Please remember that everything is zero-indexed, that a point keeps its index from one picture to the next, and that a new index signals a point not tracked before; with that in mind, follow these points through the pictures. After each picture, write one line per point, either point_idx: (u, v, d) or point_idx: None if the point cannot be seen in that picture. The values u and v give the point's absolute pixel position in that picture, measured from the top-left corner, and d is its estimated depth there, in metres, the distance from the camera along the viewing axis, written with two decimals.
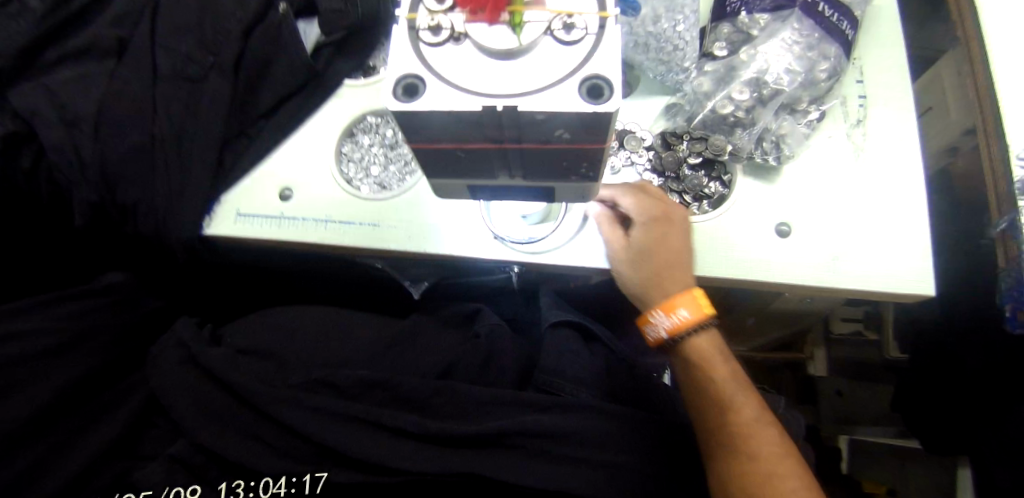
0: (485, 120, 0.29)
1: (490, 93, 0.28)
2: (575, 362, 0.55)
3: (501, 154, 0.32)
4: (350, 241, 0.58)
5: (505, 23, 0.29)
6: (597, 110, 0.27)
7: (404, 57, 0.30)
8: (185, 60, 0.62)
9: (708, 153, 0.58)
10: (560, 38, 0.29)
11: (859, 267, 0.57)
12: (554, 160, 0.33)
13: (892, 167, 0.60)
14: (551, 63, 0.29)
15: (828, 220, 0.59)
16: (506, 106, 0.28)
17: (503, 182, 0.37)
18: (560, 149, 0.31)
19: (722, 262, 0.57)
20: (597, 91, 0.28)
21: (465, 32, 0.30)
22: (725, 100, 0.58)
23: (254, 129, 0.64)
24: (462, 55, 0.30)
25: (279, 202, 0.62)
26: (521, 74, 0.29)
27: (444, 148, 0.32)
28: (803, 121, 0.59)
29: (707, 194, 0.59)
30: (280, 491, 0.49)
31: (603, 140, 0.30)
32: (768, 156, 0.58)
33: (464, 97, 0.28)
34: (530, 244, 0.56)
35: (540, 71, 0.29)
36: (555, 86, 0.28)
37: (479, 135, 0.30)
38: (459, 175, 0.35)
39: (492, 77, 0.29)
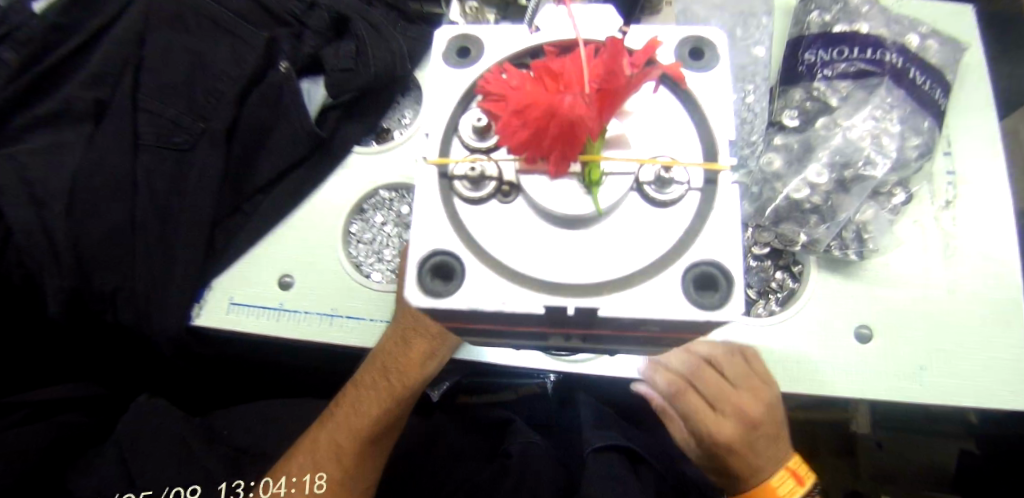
0: (547, 318, 0.21)
1: (556, 283, 0.20)
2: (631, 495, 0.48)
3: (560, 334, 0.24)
4: (359, 341, 0.50)
5: (574, 175, 0.21)
6: (710, 316, 0.19)
7: (432, 216, 0.22)
8: (173, 126, 0.55)
9: (776, 243, 0.50)
10: (650, 198, 0.21)
11: (953, 380, 0.47)
12: (626, 338, 0.25)
13: (992, 257, 0.51)
14: (641, 235, 0.21)
15: (915, 321, 0.49)
16: (577, 308, 0.20)
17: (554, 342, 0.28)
18: (643, 334, 0.23)
19: (793, 374, 0.47)
20: (708, 281, 0.20)
21: (519, 183, 0.22)
22: (802, 183, 0.49)
23: (251, 205, 0.56)
24: (512, 221, 0.22)
25: (279, 291, 0.53)
26: (598, 252, 0.21)
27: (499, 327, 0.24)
28: (887, 206, 0.51)
29: (774, 289, 0.50)
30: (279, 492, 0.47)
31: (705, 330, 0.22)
32: (847, 250, 0.49)
33: (520, 290, 0.20)
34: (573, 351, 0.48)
35: (626, 247, 0.21)
36: (645, 276, 0.20)
37: (537, 323, 0.22)
38: (501, 337, 0.27)
39: (557, 254, 0.21)
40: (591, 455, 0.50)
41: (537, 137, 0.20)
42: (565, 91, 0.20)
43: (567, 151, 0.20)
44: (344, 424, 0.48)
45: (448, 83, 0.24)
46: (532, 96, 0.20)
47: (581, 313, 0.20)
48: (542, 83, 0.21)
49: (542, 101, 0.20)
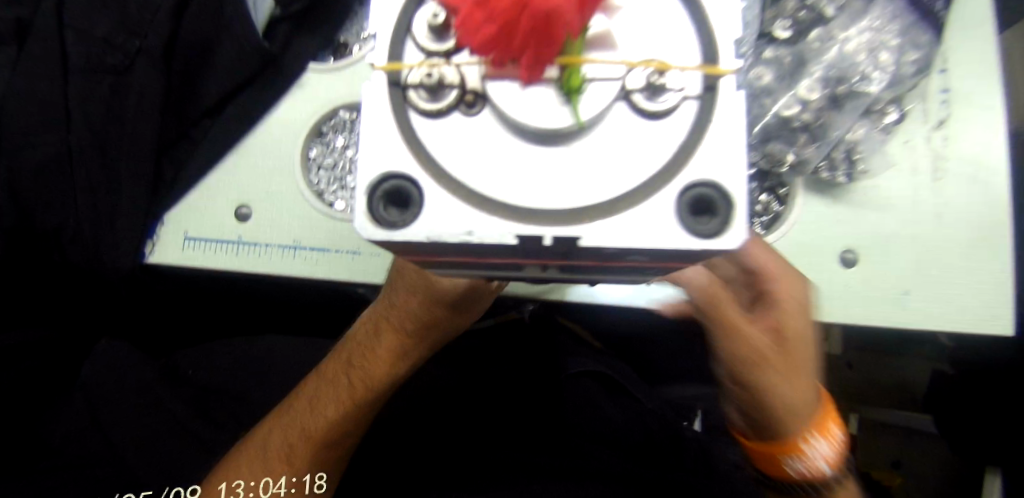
0: (520, 251, 0.19)
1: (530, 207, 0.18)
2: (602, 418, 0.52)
3: (534, 266, 0.22)
4: (323, 275, 0.47)
5: (551, 82, 0.18)
6: (706, 245, 0.17)
7: (384, 134, 0.18)
8: (102, 44, 0.48)
9: (763, 164, 0.46)
10: (641, 109, 0.18)
11: (932, 303, 0.47)
12: (606, 270, 0.23)
13: (976, 180, 0.50)
14: (632, 146, 0.18)
15: (902, 246, 0.48)
16: (554, 238, 0.18)
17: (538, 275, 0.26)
18: (632, 265, 0.21)
19: None
20: (705, 207, 0.18)
21: (486, 92, 0.18)
22: (793, 100, 0.45)
23: (200, 131, 0.51)
24: (477, 140, 0.19)
25: (238, 223, 0.50)
26: (573, 172, 0.18)
27: (475, 260, 0.21)
28: (880, 126, 0.47)
29: (757, 213, 0.48)
30: (279, 491, 0.46)
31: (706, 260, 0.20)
32: (836, 172, 0.47)
33: (487, 219, 0.18)
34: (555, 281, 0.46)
35: (607, 165, 0.18)
36: (634, 200, 0.18)
37: (511, 255, 0.20)
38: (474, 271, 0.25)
39: (529, 174, 0.18)
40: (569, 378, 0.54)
41: (507, 33, 0.17)
42: None
43: (544, 54, 0.17)
44: (302, 420, 0.45)
45: None
46: None
47: (558, 244, 0.18)
48: None
49: None
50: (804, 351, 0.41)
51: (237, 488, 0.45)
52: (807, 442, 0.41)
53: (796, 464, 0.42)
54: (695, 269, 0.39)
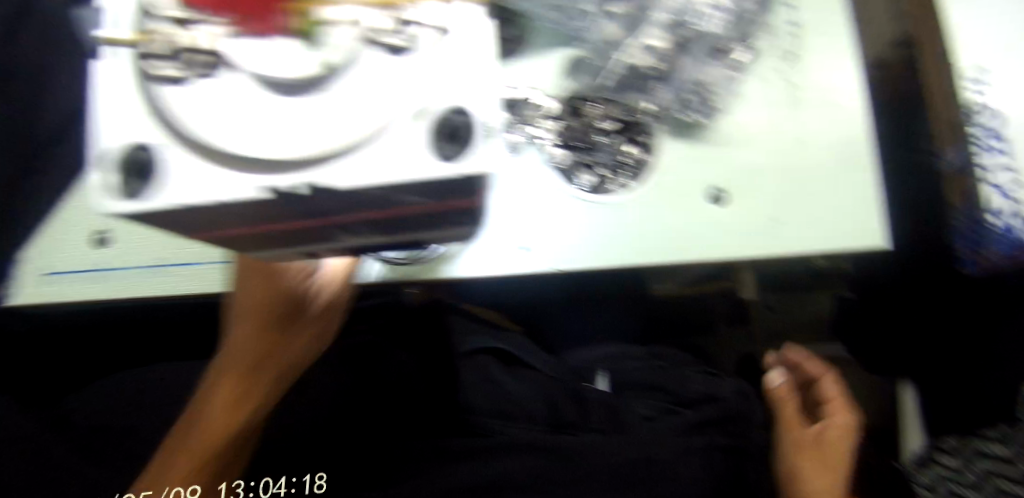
0: (292, 201, 0.22)
1: (292, 154, 0.21)
2: (499, 392, 0.56)
3: (335, 221, 0.25)
4: (209, 289, 0.46)
5: (296, 33, 0.22)
6: (457, 169, 0.21)
7: (164, 110, 0.22)
8: None
9: (621, 114, 0.49)
10: (391, 48, 0.22)
11: (802, 228, 0.49)
12: (407, 216, 0.26)
13: (831, 104, 0.51)
14: (373, 102, 0.22)
15: (765, 177, 0.50)
16: (310, 186, 0.21)
17: (352, 230, 0.28)
18: (411, 210, 0.25)
19: (648, 245, 0.48)
20: (451, 131, 0.21)
21: (240, 51, 0.22)
22: (640, 49, 0.45)
23: (54, 157, 0.50)
24: (244, 99, 0.22)
25: (95, 250, 0.46)
26: (323, 120, 0.21)
27: (272, 219, 0.24)
28: (728, 63, 0.48)
29: (625, 164, 0.49)
30: (280, 490, 0.53)
31: (466, 193, 0.24)
32: (692, 113, 0.48)
33: (264, 165, 0.22)
34: (425, 257, 0.47)
35: (359, 106, 0.22)
36: (390, 131, 0.22)
37: (297, 208, 0.23)
38: (301, 236, 0.28)
39: (288, 124, 0.21)
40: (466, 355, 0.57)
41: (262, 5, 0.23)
42: None
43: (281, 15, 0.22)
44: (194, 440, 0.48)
45: None
46: None
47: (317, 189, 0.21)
48: None
49: None
50: (838, 453, 0.57)
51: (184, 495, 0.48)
52: None
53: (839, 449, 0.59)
54: (777, 372, 0.59)
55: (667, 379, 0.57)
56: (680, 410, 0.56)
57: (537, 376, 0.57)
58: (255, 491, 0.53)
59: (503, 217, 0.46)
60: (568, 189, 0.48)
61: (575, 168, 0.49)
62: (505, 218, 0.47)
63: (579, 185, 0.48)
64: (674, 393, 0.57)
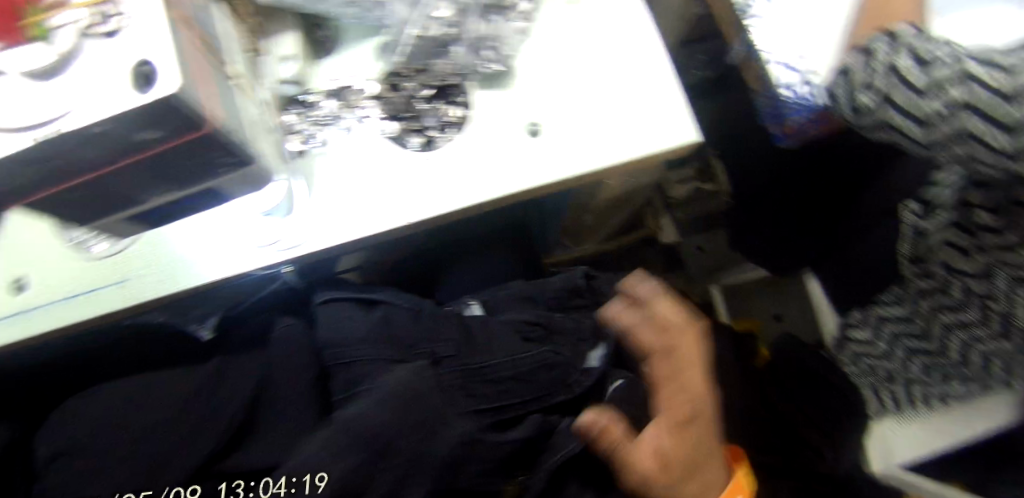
0: (59, 152, 0.30)
1: (48, 117, 0.29)
2: (362, 322, 0.54)
3: (119, 178, 0.32)
4: (100, 312, 0.51)
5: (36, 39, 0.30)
6: (150, 99, 0.28)
7: None
8: None
9: (434, 82, 0.54)
10: (103, 33, 0.29)
11: (621, 136, 0.54)
12: (178, 163, 0.33)
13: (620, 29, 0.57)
14: (92, 73, 0.29)
15: (575, 102, 0.55)
16: (58, 131, 0.28)
17: (154, 188, 0.35)
18: (164, 152, 0.31)
19: (490, 185, 0.52)
20: (149, 76, 0.29)
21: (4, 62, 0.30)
22: (428, 20, 0.51)
23: None
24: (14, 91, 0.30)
25: (14, 296, 0.54)
26: (71, 90, 0.29)
27: (59, 172, 0.31)
28: (517, 16, 0.54)
29: (451, 121, 0.54)
30: (280, 492, 0.45)
31: (194, 127, 0.30)
32: (491, 64, 0.54)
33: (26, 135, 0.29)
34: (283, 243, 0.50)
35: (89, 80, 0.29)
36: (107, 90, 0.28)
37: (73, 163, 0.30)
38: (107, 200, 0.35)
39: (45, 99, 0.29)
40: (320, 306, 0.56)
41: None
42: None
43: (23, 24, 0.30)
44: None
45: None
46: None
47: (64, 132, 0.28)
48: None
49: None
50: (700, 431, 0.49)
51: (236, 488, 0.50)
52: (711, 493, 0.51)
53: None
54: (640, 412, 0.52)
55: (534, 287, 0.60)
56: (546, 318, 0.56)
57: (402, 309, 0.56)
58: (253, 491, 0.50)
59: (344, 186, 0.51)
60: (403, 154, 0.52)
61: (406, 135, 0.53)
62: (346, 187, 0.51)
63: (411, 148, 0.53)
64: (540, 300, 0.59)
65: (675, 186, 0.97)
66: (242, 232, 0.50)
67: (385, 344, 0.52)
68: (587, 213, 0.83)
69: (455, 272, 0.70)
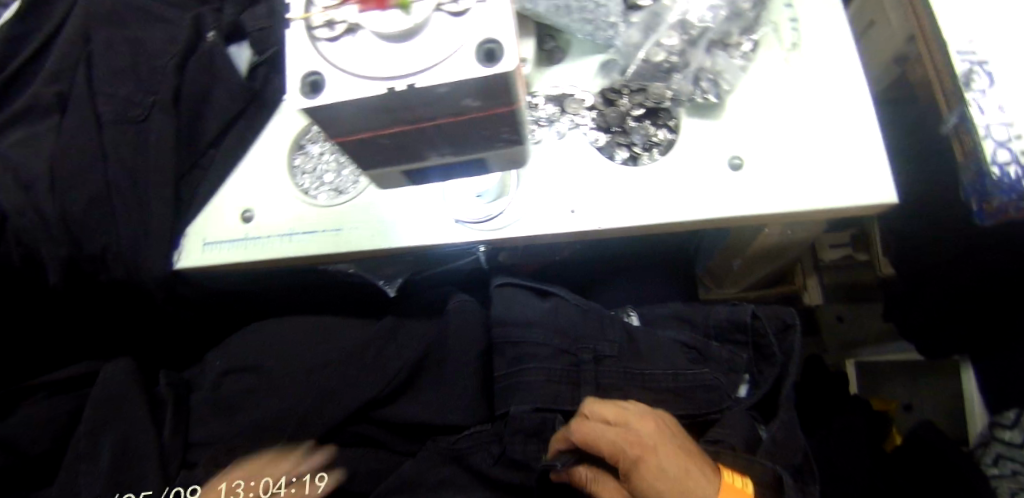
0: (391, 104, 0.30)
1: (389, 74, 0.29)
2: (537, 313, 0.59)
3: (424, 135, 0.34)
4: (316, 251, 0.59)
5: (395, 6, 0.30)
6: (493, 72, 0.28)
7: (306, 55, 0.31)
8: (127, 103, 0.63)
9: (648, 102, 0.60)
10: (449, 11, 0.30)
11: (817, 187, 0.58)
12: (475, 131, 0.34)
13: (831, 82, 0.61)
14: (440, 44, 0.29)
15: (777, 144, 0.59)
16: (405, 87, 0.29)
17: (439, 148, 0.36)
18: (475, 119, 0.32)
19: (680, 206, 0.57)
20: (491, 54, 0.29)
21: (359, 22, 0.31)
22: (656, 47, 0.57)
23: (206, 159, 0.65)
24: (360, 44, 0.31)
25: (243, 225, 0.63)
26: (414, 54, 0.30)
27: (379, 124, 0.32)
28: (738, 54, 0.60)
29: (656, 142, 0.60)
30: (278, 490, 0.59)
31: (511, 103, 0.31)
32: (706, 94, 0.59)
33: (366, 83, 0.29)
34: (489, 222, 0.57)
35: (433, 43, 0.30)
36: (451, 57, 0.29)
37: (395, 117, 0.31)
38: (394, 155, 0.36)
39: (388, 58, 0.30)
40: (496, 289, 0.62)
41: None
42: None
43: None
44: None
45: None
46: None
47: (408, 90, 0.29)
48: None
49: None
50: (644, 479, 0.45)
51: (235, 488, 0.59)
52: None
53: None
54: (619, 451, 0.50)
55: (694, 311, 0.63)
56: (702, 343, 0.60)
57: (568, 305, 0.60)
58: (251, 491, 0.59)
59: (555, 184, 0.58)
60: (608, 164, 0.59)
61: (614, 148, 0.60)
62: (557, 185, 0.58)
63: (617, 160, 0.59)
64: (699, 323, 0.62)
65: (829, 252, 1.12)
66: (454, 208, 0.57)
67: (554, 333, 0.58)
68: (740, 257, 0.92)
69: (617, 285, 0.72)
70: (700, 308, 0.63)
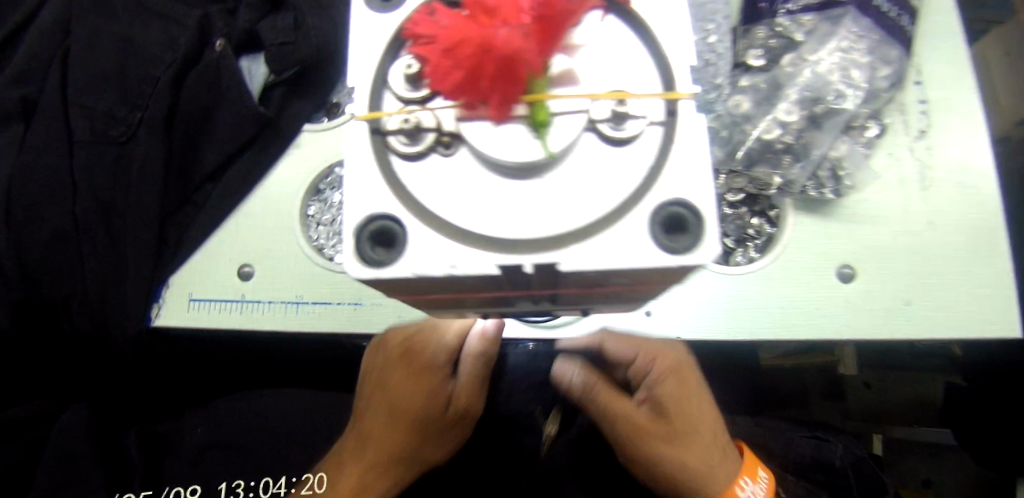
0: (500, 280, 0.19)
1: (505, 239, 0.18)
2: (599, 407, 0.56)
3: (526, 295, 0.23)
4: (327, 328, 0.49)
5: (520, 119, 0.19)
6: (681, 263, 0.18)
7: (367, 177, 0.19)
8: (108, 119, 0.52)
9: (750, 188, 0.49)
10: (607, 136, 0.19)
11: (937, 311, 0.48)
12: (597, 296, 0.23)
13: (961, 183, 0.51)
14: (588, 190, 0.19)
15: (894, 253, 0.49)
16: (535, 265, 0.18)
17: (534, 300, 0.25)
18: (609, 288, 0.22)
19: (774, 321, 0.48)
20: (678, 223, 0.18)
21: (459, 133, 0.19)
22: (772, 124, 0.48)
23: (201, 194, 0.54)
24: (457, 175, 0.19)
25: (239, 282, 0.52)
26: (547, 204, 0.19)
27: (470, 290, 0.21)
28: (861, 140, 0.50)
29: (751, 236, 0.50)
30: (278, 490, 0.54)
31: (677, 278, 0.20)
32: (824, 189, 0.49)
33: (470, 251, 0.18)
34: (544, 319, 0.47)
35: (579, 191, 0.19)
36: (609, 223, 0.18)
37: (496, 286, 0.20)
38: (467, 304, 0.25)
39: (502, 206, 0.19)
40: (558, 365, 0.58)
41: (474, 78, 0.18)
42: (498, 24, 0.18)
43: (510, 93, 0.18)
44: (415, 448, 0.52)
45: (372, 30, 0.21)
46: (461, 31, 0.18)
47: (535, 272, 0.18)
48: (472, 16, 0.19)
49: (473, 37, 0.18)
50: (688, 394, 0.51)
51: (237, 488, 0.55)
52: (738, 485, 0.49)
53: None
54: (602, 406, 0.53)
55: (773, 439, 0.58)
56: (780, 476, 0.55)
57: None
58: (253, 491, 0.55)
59: None
60: None
61: None
62: None
63: None
64: (777, 455, 0.58)
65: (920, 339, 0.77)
66: None
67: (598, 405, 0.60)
68: None
69: None
70: (775, 432, 0.59)
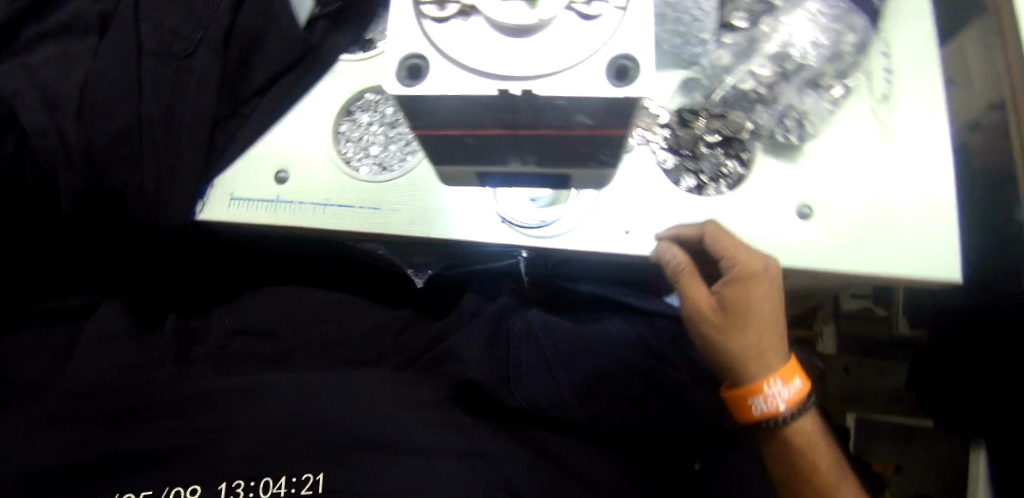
0: (497, 105, 0.26)
1: (502, 75, 0.26)
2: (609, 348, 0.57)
3: (515, 141, 0.30)
4: (353, 226, 0.57)
5: None
6: (624, 95, 0.25)
7: (409, 34, 0.27)
8: (173, 35, 0.59)
9: (726, 130, 0.57)
10: (580, 12, 0.26)
11: (885, 250, 0.55)
12: (567, 146, 0.30)
13: (917, 143, 0.57)
14: (563, 45, 0.26)
15: (850, 199, 0.56)
16: (522, 90, 0.25)
17: (521, 157, 0.32)
18: (580, 135, 0.29)
19: None
20: (623, 73, 0.25)
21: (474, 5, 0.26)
22: (746, 75, 0.55)
23: (247, 108, 0.62)
24: (471, 31, 0.27)
25: (275, 185, 0.60)
26: (535, 54, 0.26)
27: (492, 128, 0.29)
28: (828, 97, 0.57)
29: (724, 174, 0.57)
30: (279, 491, 0.46)
31: (627, 126, 0.28)
32: (788, 134, 0.56)
33: (474, 80, 0.26)
34: (539, 228, 0.55)
35: (555, 47, 0.26)
36: (575, 67, 0.26)
37: (493, 119, 0.28)
38: (472, 160, 0.33)
39: (505, 56, 0.26)
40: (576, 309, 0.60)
41: None
42: None
43: None
44: None
45: None
46: None
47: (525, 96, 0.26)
48: None
49: None
50: (760, 295, 0.51)
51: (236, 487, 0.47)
52: (765, 385, 0.53)
53: (760, 404, 0.53)
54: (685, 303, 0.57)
55: None
56: None
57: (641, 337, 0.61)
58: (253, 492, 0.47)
59: (606, 204, 0.55)
60: (674, 187, 0.57)
61: (682, 172, 0.57)
62: (607, 205, 0.56)
63: (683, 186, 0.57)
64: None
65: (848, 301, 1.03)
66: (505, 209, 0.55)
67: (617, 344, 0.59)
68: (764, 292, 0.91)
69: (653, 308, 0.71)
70: None
